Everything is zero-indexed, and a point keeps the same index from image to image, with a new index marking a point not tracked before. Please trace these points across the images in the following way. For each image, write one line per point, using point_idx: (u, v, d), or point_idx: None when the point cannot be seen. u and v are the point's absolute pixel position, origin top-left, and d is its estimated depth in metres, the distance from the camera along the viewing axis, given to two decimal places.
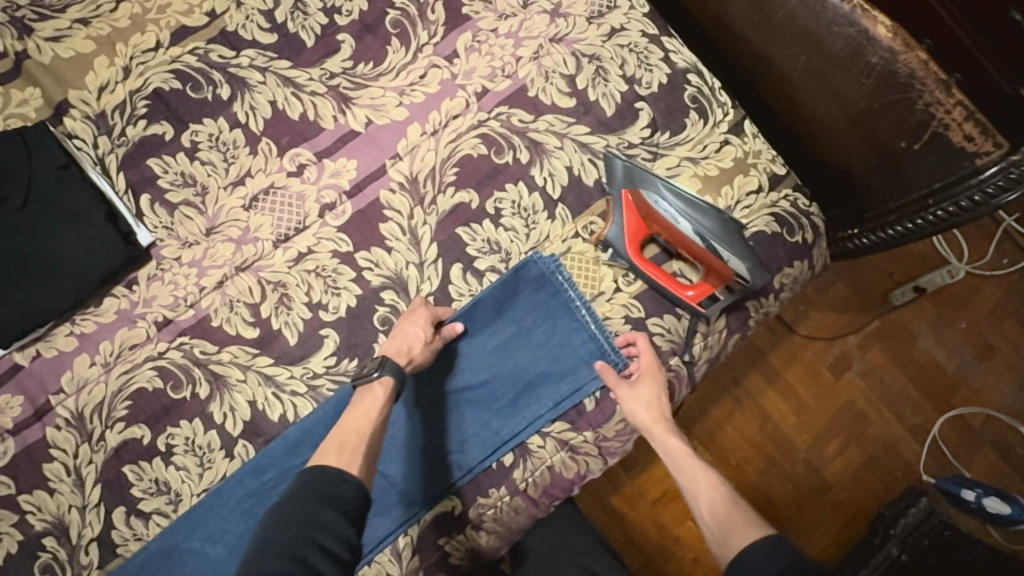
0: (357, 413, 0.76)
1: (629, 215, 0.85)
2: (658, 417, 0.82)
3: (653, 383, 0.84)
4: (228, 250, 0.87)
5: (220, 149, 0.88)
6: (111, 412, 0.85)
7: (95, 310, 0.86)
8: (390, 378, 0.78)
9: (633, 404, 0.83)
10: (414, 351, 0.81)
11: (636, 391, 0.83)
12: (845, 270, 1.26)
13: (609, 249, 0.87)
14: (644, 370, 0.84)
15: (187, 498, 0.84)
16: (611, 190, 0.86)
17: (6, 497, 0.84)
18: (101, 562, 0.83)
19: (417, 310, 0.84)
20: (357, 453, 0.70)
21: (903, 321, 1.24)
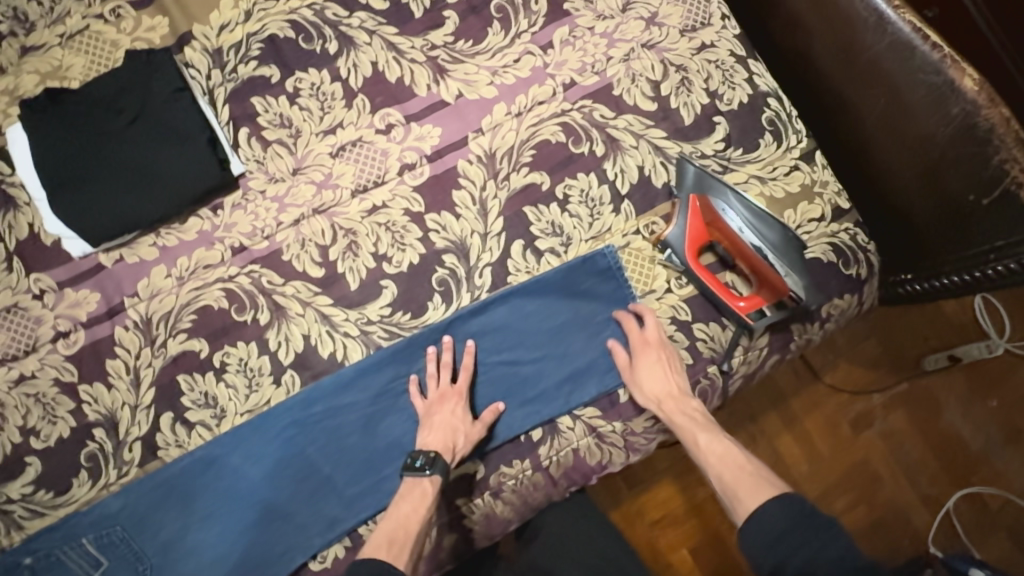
0: (405, 507, 0.79)
1: (692, 219, 0.88)
2: (666, 391, 0.85)
3: (648, 354, 0.86)
4: (310, 192, 0.93)
5: (319, 98, 0.94)
6: (177, 322, 0.90)
7: (179, 227, 0.92)
8: (440, 476, 0.80)
9: (645, 388, 0.85)
10: (457, 445, 0.83)
11: (644, 375, 0.86)
12: (881, 327, 1.26)
13: (667, 251, 0.90)
14: (640, 352, 0.87)
15: (231, 415, 0.89)
16: (679, 194, 0.90)
17: (67, 383, 0.89)
18: (141, 462, 0.88)
19: (450, 395, 0.86)
20: (404, 552, 0.75)
21: (932, 388, 1.24)
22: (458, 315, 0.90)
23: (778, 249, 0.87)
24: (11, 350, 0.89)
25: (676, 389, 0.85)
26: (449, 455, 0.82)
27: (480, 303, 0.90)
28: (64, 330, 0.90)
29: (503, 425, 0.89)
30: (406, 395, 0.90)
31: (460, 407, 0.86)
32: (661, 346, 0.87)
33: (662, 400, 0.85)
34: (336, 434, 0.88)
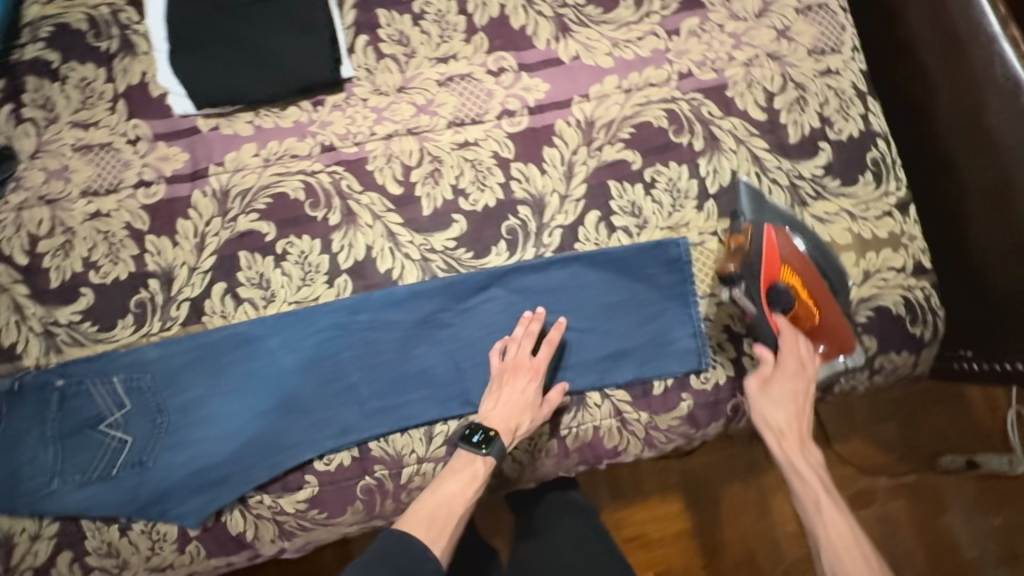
0: (453, 487, 0.82)
1: (773, 254, 0.83)
2: (800, 428, 0.83)
3: (795, 387, 0.83)
4: (408, 112, 0.94)
5: (441, 25, 0.95)
6: (252, 201, 0.92)
7: (278, 112, 0.93)
8: (493, 459, 0.83)
9: (771, 406, 0.83)
10: (519, 428, 0.84)
11: (777, 393, 0.83)
12: (904, 413, 1.24)
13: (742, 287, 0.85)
14: (784, 376, 0.83)
15: (279, 302, 0.90)
16: (752, 218, 0.86)
17: (136, 230, 0.92)
18: (185, 322, 0.90)
19: (523, 369, 0.85)
20: (442, 534, 0.80)
21: (939, 487, 1.21)
22: (517, 266, 0.90)
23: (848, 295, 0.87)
24: (94, 184, 0.92)
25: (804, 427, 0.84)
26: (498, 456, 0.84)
27: (542, 261, 0.90)
28: (147, 180, 0.92)
29: None
30: (448, 329, 0.90)
31: (531, 383, 0.85)
32: (809, 378, 0.85)
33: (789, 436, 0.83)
34: (373, 347, 0.89)
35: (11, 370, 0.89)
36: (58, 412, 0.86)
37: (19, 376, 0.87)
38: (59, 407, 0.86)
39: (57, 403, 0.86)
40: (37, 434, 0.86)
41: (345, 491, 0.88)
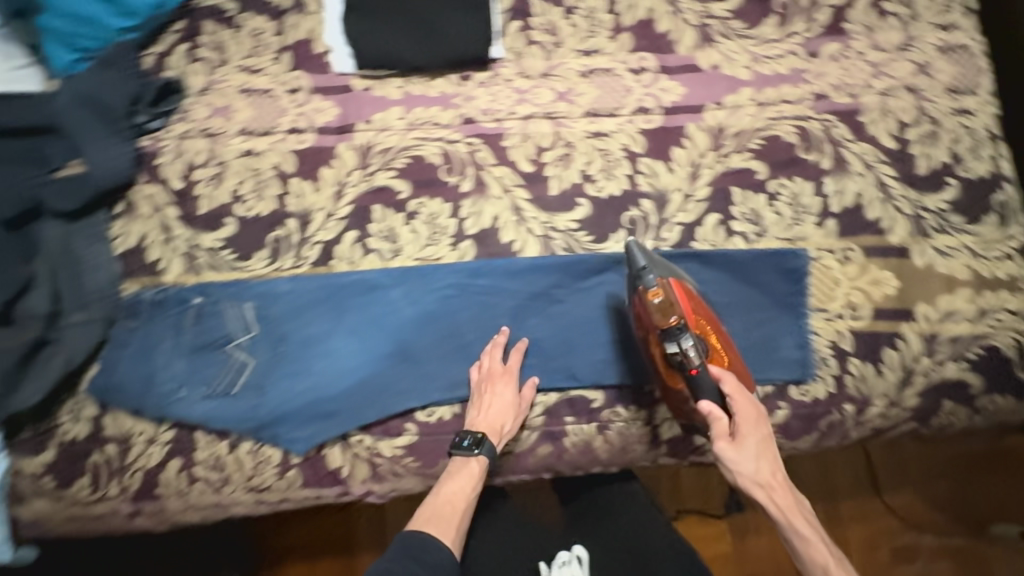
0: (454, 486, 0.87)
1: (682, 301, 0.86)
2: (783, 479, 0.82)
3: (762, 437, 0.82)
4: (549, 97, 0.99)
5: (590, 20, 1.00)
6: (391, 160, 0.98)
7: (427, 81, 1.00)
8: (487, 458, 0.87)
9: (744, 454, 0.81)
10: (505, 428, 0.87)
11: (749, 437, 0.81)
12: (963, 476, 1.27)
13: (682, 334, 0.84)
14: (745, 426, 0.82)
15: (405, 256, 0.95)
16: (648, 266, 0.88)
17: (282, 172, 0.98)
18: (315, 263, 0.96)
19: (500, 376, 0.89)
20: (450, 526, 0.86)
21: (987, 554, 1.25)
22: None
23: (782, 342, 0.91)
24: (251, 125, 0.99)
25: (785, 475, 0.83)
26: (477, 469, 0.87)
27: (659, 253, 0.94)
28: (299, 127, 0.99)
29: (636, 370, 0.92)
30: (559, 306, 0.94)
31: (495, 387, 0.88)
32: (768, 420, 0.85)
33: (777, 491, 0.81)
34: (487, 311, 0.94)
35: (152, 284, 0.96)
36: (194, 327, 0.92)
37: (162, 289, 0.94)
38: (195, 322, 0.93)
39: (193, 319, 0.93)
40: (172, 344, 0.92)
41: (442, 444, 0.92)
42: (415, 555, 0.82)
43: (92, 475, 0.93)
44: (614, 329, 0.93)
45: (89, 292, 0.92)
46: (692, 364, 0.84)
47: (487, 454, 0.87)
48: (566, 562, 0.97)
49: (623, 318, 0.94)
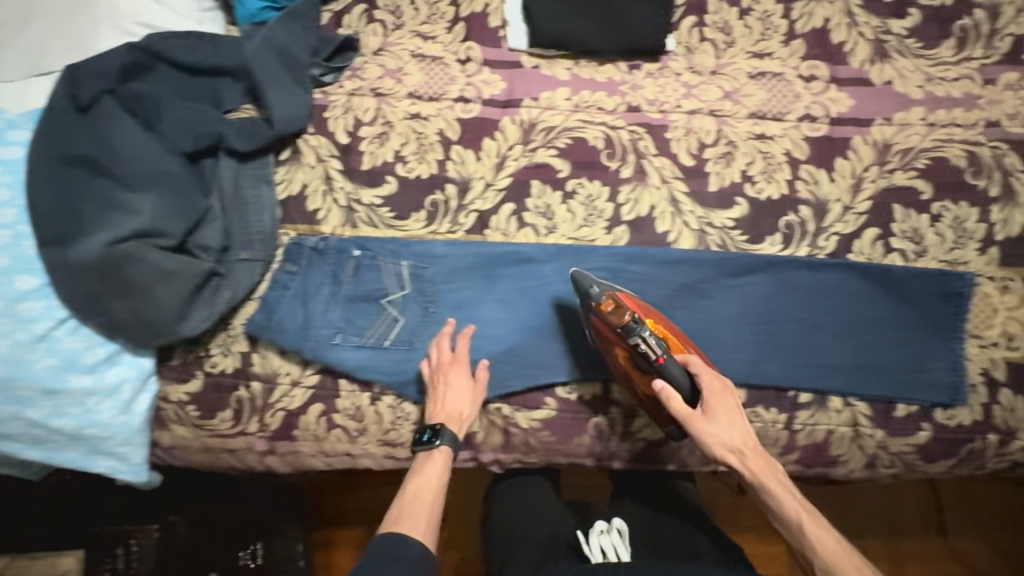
0: (422, 482, 0.87)
1: (631, 303, 0.88)
2: (755, 447, 0.86)
3: (730, 405, 0.87)
4: (716, 95, 0.99)
5: (764, 23, 1.00)
6: (554, 139, 1.00)
7: (596, 66, 1.01)
8: (449, 445, 0.88)
9: (709, 432, 0.84)
10: (464, 413, 0.89)
11: (715, 411, 0.86)
12: None
13: (641, 327, 0.85)
14: (713, 398, 0.86)
15: (559, 234, 0.97)
16: (596, 288, 0.89)
17: (445, 138, 1.00)
18: (469, 230, 0.98)
19: (457, 365, 0.91)
20: (422, 521, 0.83)
21: None
22: (791, 259, 0.94)
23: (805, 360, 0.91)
24: (420, 90, 1.01)
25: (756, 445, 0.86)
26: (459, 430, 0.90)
27: (816, 261, 0.94)
28: (467, 97, 1.01)
29: (784, 373, 0.92)
30: (709, 300, 0.94)
31: (451, 363, 0.91)
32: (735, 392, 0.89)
33: (749, 457, 0.85)
34: (637, 298, 0.95)
35: (310, 232, 0.98)
36: (352, 278, 0.95)
37: (323, 239, 0.96)
38: (353, 274, 0.95)
39: (352, 270, 0.95)
40: (328, 292, 0.94)
41: (576, 422, 0.94)
42: (394, 556, 0.78)
43: (235, 410, 0.95)
44: (763, 330, 0.93)
45: (253, 233, 0.95)
46: (657, 354, 0.85)
47: (449, 445, 0.88)
48: (604, 531, 0.97)
49: (773, 320, 0.93)
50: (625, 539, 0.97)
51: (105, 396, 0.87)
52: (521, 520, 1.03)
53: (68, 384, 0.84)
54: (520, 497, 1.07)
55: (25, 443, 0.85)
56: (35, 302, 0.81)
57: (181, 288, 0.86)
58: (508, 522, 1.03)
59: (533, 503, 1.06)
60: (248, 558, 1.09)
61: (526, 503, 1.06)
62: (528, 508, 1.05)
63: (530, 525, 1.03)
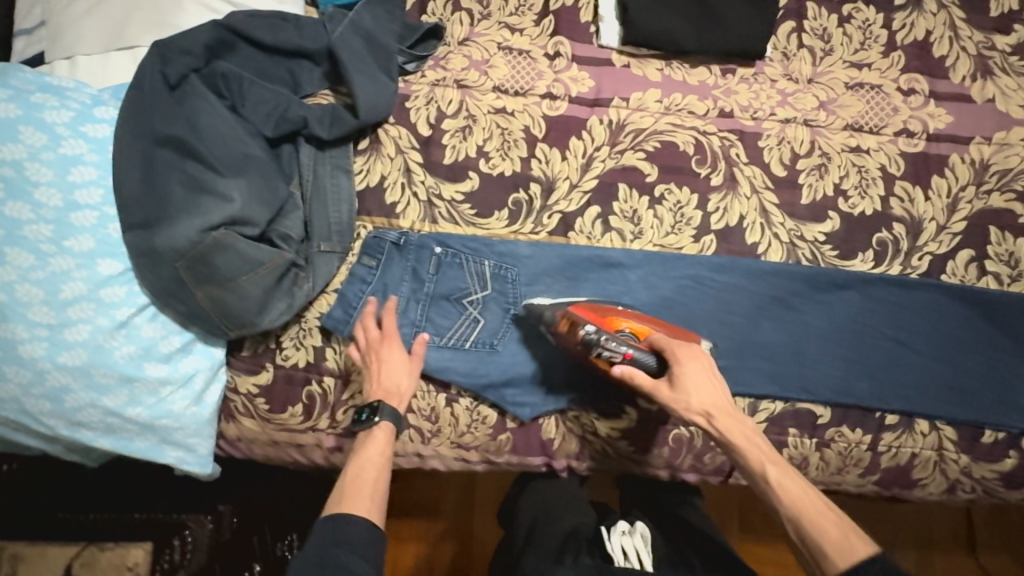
0: (366, 458, 0.80)
1: (590, 313, 0.81)
2: (723, 405, 0.80)
3: (699, 366, 0.80)
4: (811, 104, 0.97)
5: (864, 33, 0.98)
6: (642, 141, 0.97)
7: (689, 68, 0.98)
8: (389, 421, 0.81)
9: (680, 402, 0.79)
10: (402, 388, 0.84)
11: (684, 381, 0.79)
12: None
13: (603, 334, 0.77)
14: (677, 359, 0.80)
15: (645, 240, 0.95)
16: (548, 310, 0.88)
17: (530, 135, 0.97)
18: (552, 232, 0.96)
19: (387, 342, 0.85)
20: (366, 496, 0.76)
21: None
22: (884, 277, 0.92)
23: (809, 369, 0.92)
24: (506, 84, 0.98)
25: (726, 402, 0.81)
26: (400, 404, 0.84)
27: (909, 280, 0.92)
28: (554, 93, 0.98)
29: (872, 393, 0.90)
30: (796, 315, 0.93)
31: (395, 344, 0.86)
32: (705, 353, 0.83)
33: (717, 415, 0.79)
34: (724, 309, 0.93)
35: (387, 225, 0.95)
36: (433, 276, 0.93)
37: (403, 233, 0.94)
38: (435, 272, 0.93)
39: (435, 268, 0.93)
40: (409, 290, 0.93)
41: (654, 433, 0.93)
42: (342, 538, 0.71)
43: (306, 405, 0.93)
44: (851, 348, 0.92)
45: (332, 224, 0.92)
46: (623, 353, 0.78)
47: (391, 421, 0.82)
48: (626, 532, 0.95)
49: (861, 338, 0.92)
50: (647, 544, 0.95)
51: (178, 386, 0.84)
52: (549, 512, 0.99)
53: (145, 372, 0.81)
54: (550, 491, 1.03)
55: (97, 431, 0.81)
56: (117, 287, 0.78)
57: (265, 278, 0.83)
58: (541, 501, 1.02)
59: (561, 498, 1.02)
60: (285, 547, 1.10)
61: (552, 496, 1.02)
62: (555, 501, 1.01)
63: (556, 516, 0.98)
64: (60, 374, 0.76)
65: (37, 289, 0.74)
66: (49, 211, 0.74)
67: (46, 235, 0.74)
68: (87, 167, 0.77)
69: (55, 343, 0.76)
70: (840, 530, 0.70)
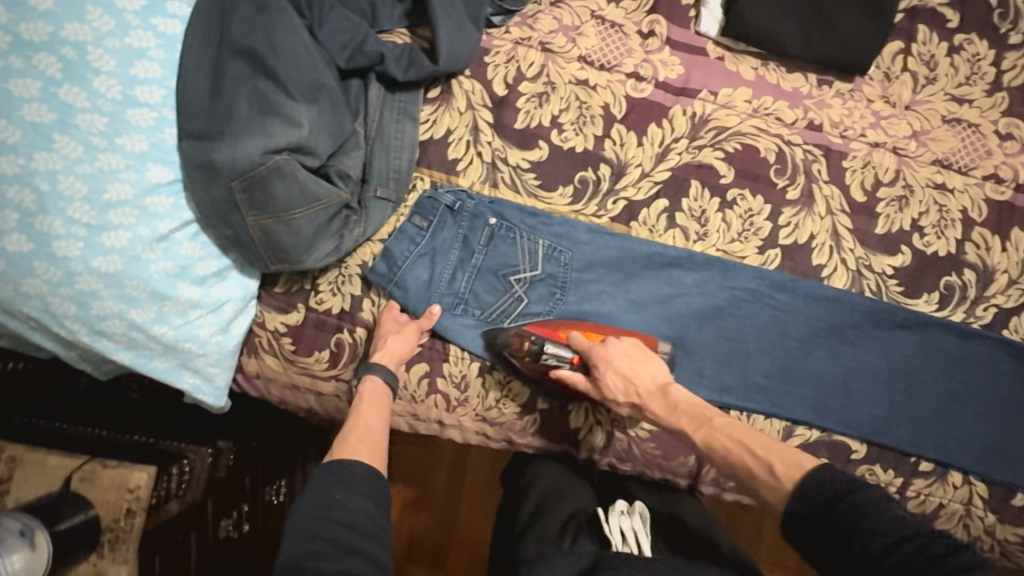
0: (365, 416, 0.79)
1: (539, 329, 0.86)
2: (644, 385, 0.81)
3: (625, 350, 0.83)
4: (904, 132, 0.93)
5: (971, 67, 0.94)
6: (723, 140, 0.92)
7: (784, 73, 0.94)
8: (382, 380, 0.82)
9: (605, 392, 0.82)
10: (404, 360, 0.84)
11: (603, 373, 0.81)
12: None
13: (542, 343, 0.83)
14: (603, 351, 0.83)
15: (709, 242, 0.91)
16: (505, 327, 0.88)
17: (609, 114, 0.92)
18: (615, 219, 0.92)
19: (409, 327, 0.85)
20: (364, 449, 0.74)
21: None
22: (945, 322, 0.90)
23: (864, 408, 0.89)
24: (593, 55, 0.93)
25: (651, 380, 0.82)
26: (396, 365, 0.84)
27: (971, 329, 0.90)
28: (641, 74, 0.93)
29: (910, 437, 0.89)
30: (848, 346, 0.91)
31: (391, 303, 0.88)
32: (641, 348, 0.85)
33: (640, 399, 0.82)
34: (775, 328, 0.91)
35: (445, 182, 0.90)
36: (484, 247, 0.90)
37: (460, 197, 0.89)
38: (486, 244, 0.90)
39: (487, 238, 0.90)
40: (457, 258, 0.90)
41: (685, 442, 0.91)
42: (338, 479, 0.68)
43: (333, 353, 0.89)
44: (898, 389, 0.90)
45: (391, 171, 0.87)
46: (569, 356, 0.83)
47: (382, 378, 0.82)
48: (625, 513, 0.82)
49: (911, 381, 0.91)
50: (648, 525, 0.82)
51: (207, 312, 0.79)
52: (548, 498, 0.87)
53: (177, 292, 0.76)
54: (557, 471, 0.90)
55: (118, 343, 0.76)
56: (163, 198, 0.74)
57: (318, 215, 0.80)
58: (543, 484, 0.89)
59: (567, 481, 0.89)
60: (273, 493, 1.07)
61: (562, 475, 0.90)
62: (558, 483, 0.89)
63: (557, 500, 0.86)
64: (90, 278, 0.72)
65: (81, 184, 0.70)
66: (105, 103, 0.70)
67: (98, 128, 0.70)
68: (152, 64, 0.72)
69: (90, 246, 0.71)
70: (768, 472, 0.70)
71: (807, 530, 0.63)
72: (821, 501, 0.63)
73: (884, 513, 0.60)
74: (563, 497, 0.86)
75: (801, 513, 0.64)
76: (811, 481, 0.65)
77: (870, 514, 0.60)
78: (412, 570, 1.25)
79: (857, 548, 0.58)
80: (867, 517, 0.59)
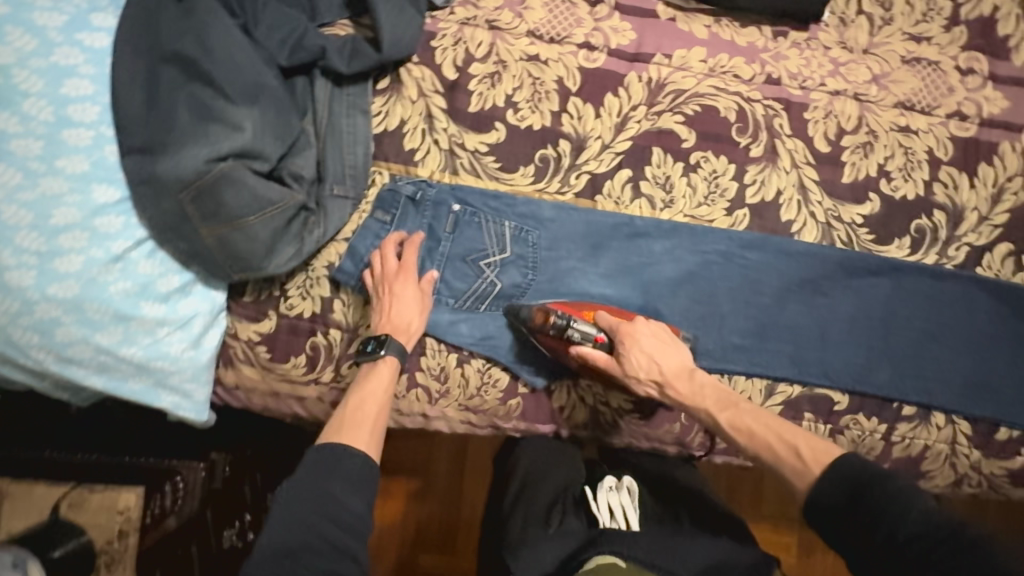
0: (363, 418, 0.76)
1: (562, 308, 0.86)
2: (668, 367, 0.80)
3: (651, 332, 0.82)
4: (864, 78, 0.91)
5: (927, 4, 0.92)
6: (681, 103, 0.90)
7: (738, 29, 0.92)
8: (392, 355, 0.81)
9: (628, 370, 0.80)
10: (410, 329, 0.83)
11: (628, 351, 0.80)
12: None
13: (569, 319, 0.82)
14: (629, 330, 0.82)
15: (676, 209, 0.90)
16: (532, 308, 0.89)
17: (564, 87, 0.90)
18: (579, 194, 0.90)
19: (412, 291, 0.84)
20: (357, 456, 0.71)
21: None
22: (918, 266, 0.90)
23: (844, 359, 0.89)
24: (542, 28, 0.91)
25: (676, 364, 0.80)
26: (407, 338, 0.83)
27: (944, 270, 0.90)
28: (592, 44, 0.91)
29: (891, 383, 0.89)
30: (823, 299, 0.91)
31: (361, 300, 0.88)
32: (667, 331, 0.84)
33: (665, 380, 0.80)
34: (749, 288, 0.91)
35: (404, 173, 0.89)
36: (450, 234, 0.89)
37: (420, 186, 0.88)
38: (452, 231, 0.89)
39: (452, 225, 0.89)
40: (424, 248, 0.89)
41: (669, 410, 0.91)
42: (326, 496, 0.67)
43: (310, 356, 0.88)
44: (876, 336, 0.90)
45: (346, 167, 0.86)
46: (595, 334, 0.82)
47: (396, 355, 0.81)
48: (614, 488, 0.84)
49: (888, 327, 0.91)
50: (634, 501, 0.84)
51: (175, 328, 0.79)
52: (533, 480, 0.89)
53: (141, 311, 0.75)
54: (547, 446, 0.93)
55: (88, 369, 0.75)
56: (113, 217, 0.72)
57: (275, 219, 0.78)
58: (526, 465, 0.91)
59: (548, 458, 0.92)
60: None
61: (546, 454, 0.92)
62: (543, 460, 0.91)
63: (541, 479, 0.89)
64: (49, 306, 0.71)
65: (25, 212, 0.69)
66: (39, 125, 0.69)
67: (35, 152, 0.69)
68: (82, 80, 0.70)
69: (44, 273, 0.70)
70: (793, 457, 0.70)
71: (833, 517, 0.64)
72: (847, 490, 0.64)
73: (916, 505, 0.60)
74: (546, 477, 0.89)
75: (825, 501, 0.65)
76: (838, 471, 0.65)
77: (899, 504, 0.60)
78: (422, 559, 1.26)
79: (882, 536, 0.60)
80: (895, 507, 0.60)
